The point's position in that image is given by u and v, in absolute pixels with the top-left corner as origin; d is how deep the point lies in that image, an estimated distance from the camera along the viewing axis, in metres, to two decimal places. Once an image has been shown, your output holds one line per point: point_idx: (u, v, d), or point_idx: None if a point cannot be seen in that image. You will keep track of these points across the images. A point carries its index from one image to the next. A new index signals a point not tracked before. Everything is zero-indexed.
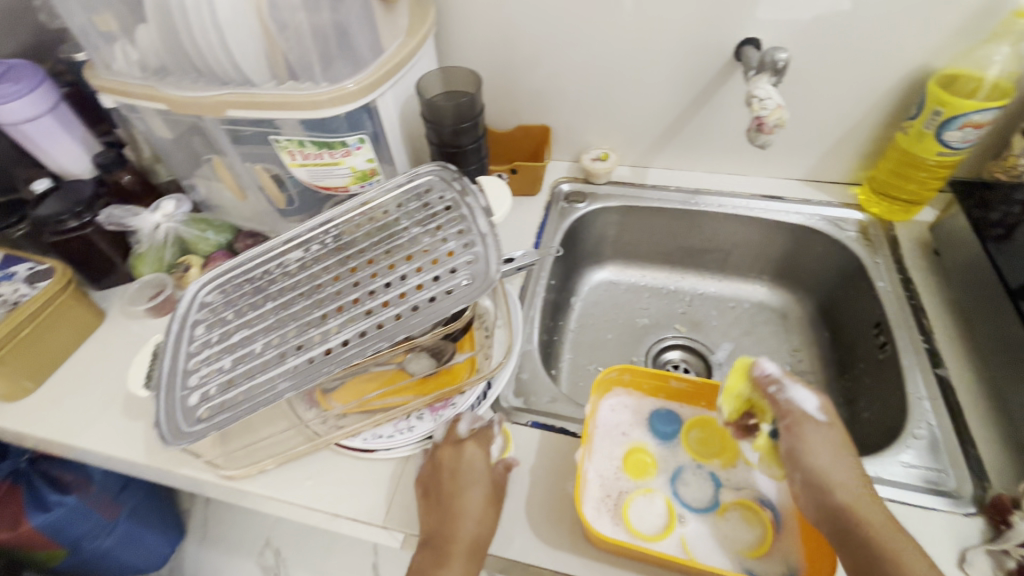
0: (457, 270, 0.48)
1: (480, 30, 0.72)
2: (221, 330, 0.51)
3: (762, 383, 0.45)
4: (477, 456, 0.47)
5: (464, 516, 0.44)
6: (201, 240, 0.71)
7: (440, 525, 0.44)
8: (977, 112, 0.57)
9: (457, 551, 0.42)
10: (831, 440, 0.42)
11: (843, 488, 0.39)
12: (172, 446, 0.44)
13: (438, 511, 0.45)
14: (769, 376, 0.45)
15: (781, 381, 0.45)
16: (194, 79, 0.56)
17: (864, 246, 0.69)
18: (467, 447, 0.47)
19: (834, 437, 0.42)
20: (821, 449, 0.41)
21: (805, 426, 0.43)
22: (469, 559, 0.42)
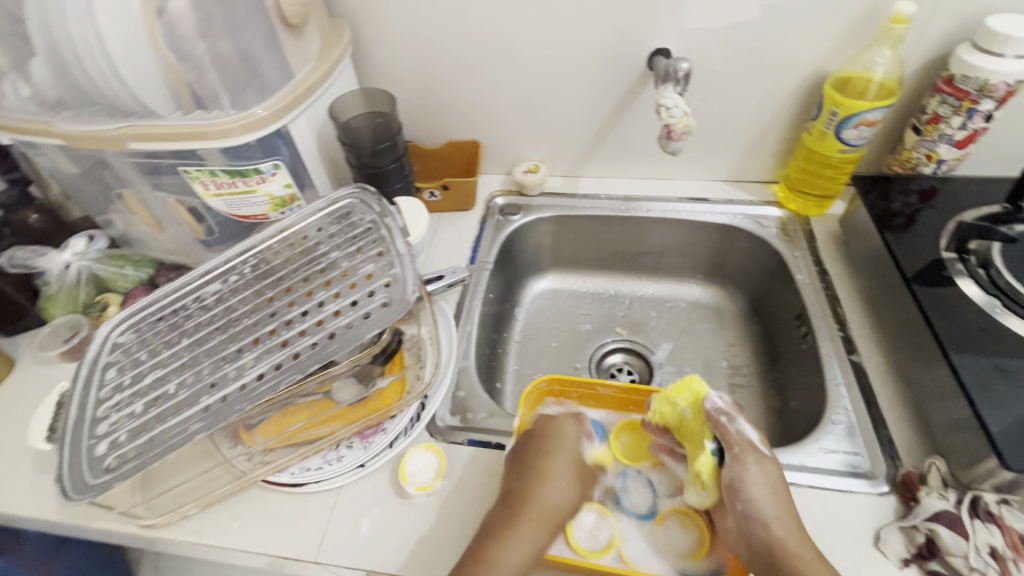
0: (375, 293, 0.49)
1: (399, 49, 0.72)
2: (133, 372, 0.48)
3: (715, 416, 0.46)
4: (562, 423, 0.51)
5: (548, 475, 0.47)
6: (119, 277, 0.68)
7: (542, 488, 0.46)
8: (869, 111, 0.61)
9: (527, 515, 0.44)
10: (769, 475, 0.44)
11: (777, 522, 0.42)
12: (76, 501, 0.40)
13: (556, 474, 0.47)
14: (718, 409, 0.47)
15: (731, 413, 0.46)
16: (93, 112, 0.54)
17: (784, 242, 0.72)
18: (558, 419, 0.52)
19: (771, 470, 0.44)
20: (761, 485, 0.43)
21: (749, 459, 0.44)
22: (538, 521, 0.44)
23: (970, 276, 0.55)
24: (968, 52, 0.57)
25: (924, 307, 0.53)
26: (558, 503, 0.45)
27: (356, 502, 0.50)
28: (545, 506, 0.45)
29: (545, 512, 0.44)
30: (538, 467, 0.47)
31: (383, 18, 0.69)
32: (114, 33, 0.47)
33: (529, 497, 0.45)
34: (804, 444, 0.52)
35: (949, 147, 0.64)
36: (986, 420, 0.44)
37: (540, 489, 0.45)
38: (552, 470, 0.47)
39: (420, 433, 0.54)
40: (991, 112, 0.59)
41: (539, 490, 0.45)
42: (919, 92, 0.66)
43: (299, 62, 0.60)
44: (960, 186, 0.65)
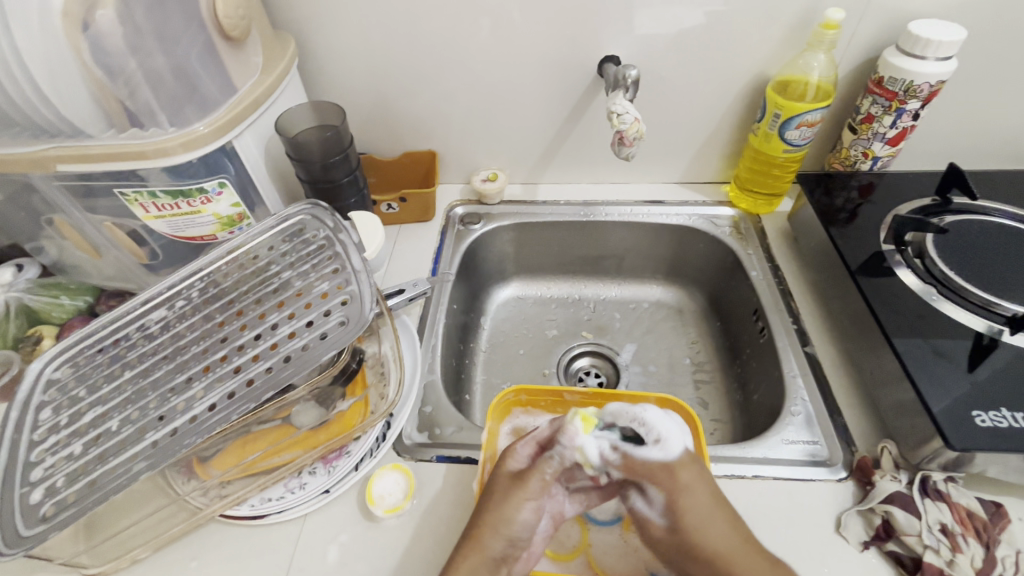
0: (331, 312, 0.47)
1: (348, 61, 0.71)
2: (71, 411, 0.45)
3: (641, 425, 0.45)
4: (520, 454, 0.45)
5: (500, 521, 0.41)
6: (54, 307, 0.64)
7: (500, 513, 0.41)
8: (809, 112, 0.64)
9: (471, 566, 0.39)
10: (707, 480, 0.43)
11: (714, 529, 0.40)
12: (7, 556, 0.37)
13: (519, 499, 0.42)
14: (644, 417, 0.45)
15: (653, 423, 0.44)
16: (16, 134, 0.51)
17: (737, 240, 0.75)
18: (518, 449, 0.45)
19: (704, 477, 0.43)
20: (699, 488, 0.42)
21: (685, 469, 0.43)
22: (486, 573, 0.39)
23: (908, 266, 0.58)
24: (894, 55, 0.61)
25: (868, 298, 0.56)
26: (509, 532, 0.41)
27: (323, 529, 0.48)
28: (497, 527, 0.41)
29: (496, 542, 0.40)
30: (505, 490, 0.42)
31: (330, 28, 0.68)
32: (33, 49, 0.44)
33: (483, 519, 0.41)
34: (767, 436, 0.54)
35: (882, 144, 0.68)
36: (929, 401, 0.47)
37: (496, 512, 0.41)
38: (515, 495, 0.42)
39: (387, 454, 0.53)
40: (918, 111, 0.63)
41: (498, 516, 0.41)
42: (852, 93, 0.70)
43: (240, 76, 0.57)
44: (894, 181, 0.69)
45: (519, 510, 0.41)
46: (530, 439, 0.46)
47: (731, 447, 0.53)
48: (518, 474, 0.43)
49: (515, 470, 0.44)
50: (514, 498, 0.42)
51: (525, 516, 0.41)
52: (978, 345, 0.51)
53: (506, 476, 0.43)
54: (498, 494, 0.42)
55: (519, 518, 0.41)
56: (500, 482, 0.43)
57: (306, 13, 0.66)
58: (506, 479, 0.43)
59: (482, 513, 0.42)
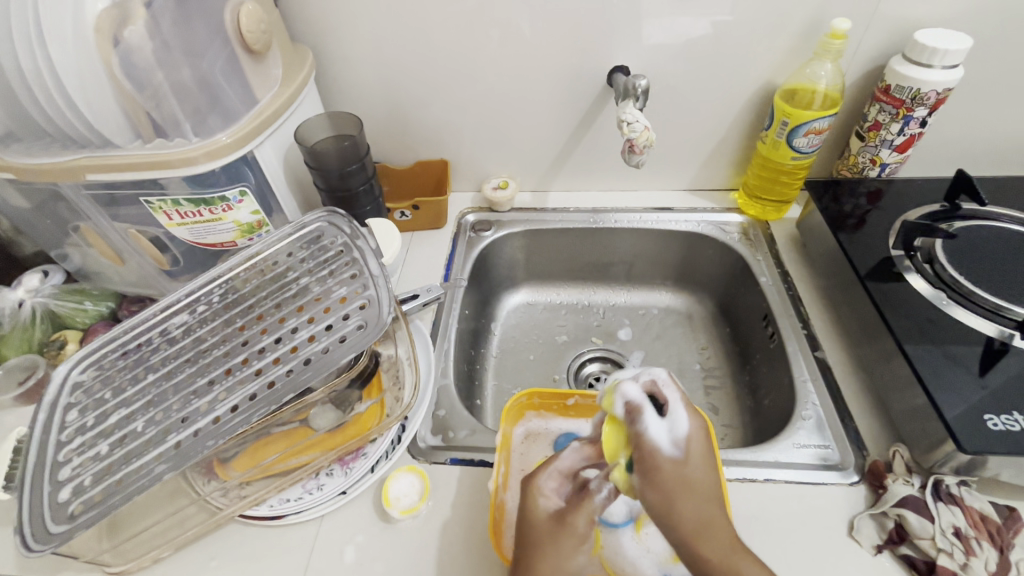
0: (349, 316, 0.48)
1: (364, 73, 0.73)
2: (97, 412, 0.46)
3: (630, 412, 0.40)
4: (547, 487, 0.42)
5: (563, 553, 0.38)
6: (79, 312, 0.66)
7: (554, 563, 0.37)
8: (817, 120, 0.65)
9: None
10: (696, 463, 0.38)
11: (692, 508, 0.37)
12: (36, 553, 0.38)
13: (569, 546, 0.38)
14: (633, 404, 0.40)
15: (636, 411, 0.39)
16: (47, 144, 0.53)
17: (746, 246, 0.75)
18: (542, 482, 0.42)
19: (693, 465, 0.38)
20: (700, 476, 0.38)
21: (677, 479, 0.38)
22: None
23: (917, 271, 0.59)
24: (900, 64, 0.62)
25: (876, 302, 0.56)
26: None
27: (339, 530, 0.49)
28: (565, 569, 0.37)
29: None
30: (548, 541, 0.38)
31: (344, 42, 0.70)
32: (67, 64, 0.46)
33: (535, 566, 0.37)
34: (779, 441, 0.54)
35: (890, 151, 0.69)
36: (941, 406, 0.47)
37: (544, 568, 0.37)
38: (564, 542, 0.38)
39: (402, 456, 0.54)
40: (925, 119, 0.64)
41: (557, 572, 0.37)
42: (859, 102, 0.71)
43: (262, 88, 0.59)
44: (903, 187, 0.70)
45: (575, 556, 0.38)
46: (553, 472, 0.42)
47: (742, 451, 0.53)
48: (554, 516, 0.40)
49: (551, 512, 0.40)
50: (567, 548, 0.38)
51: (582, 561, 0.38)
52: (989, 349, 0.51)
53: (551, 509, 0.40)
54: (542, 546, 0.38)
55: (577, 566, 0.38)
56: (535, 527, 0.39)
57: (323, 27, 0.68)
58: (547, 526, 0.39)
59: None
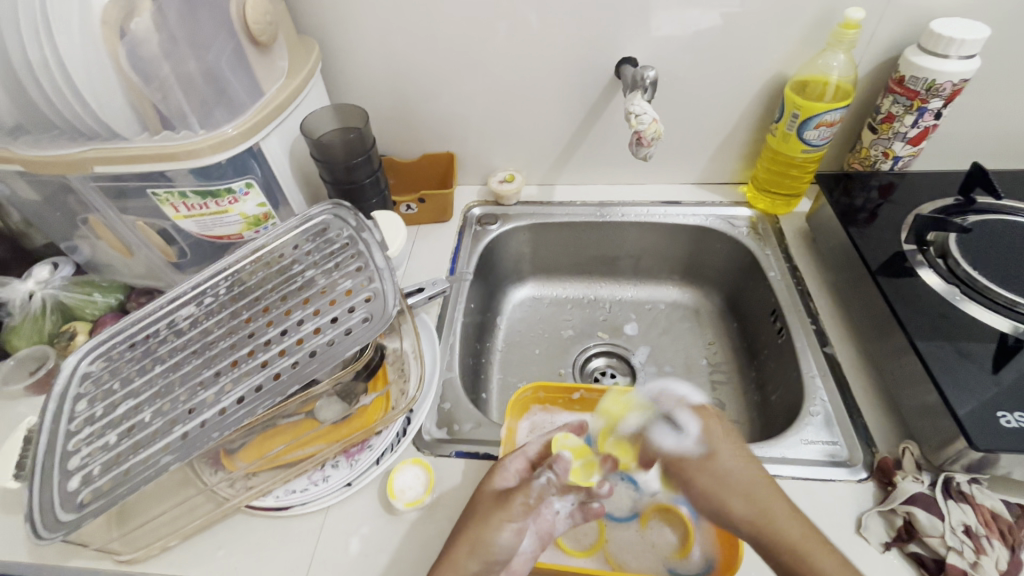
0: (355, 308, 0.48)
1: (370, 65, 0.73)
2: (106, 402, 0.47)
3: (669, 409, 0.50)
4: (511, 467, 0.45)
5: (490, 524, 0.40)
6: (88, 304, 0.66)
7: (477, 532, 0.40)
8: (829, 112, 0.63)
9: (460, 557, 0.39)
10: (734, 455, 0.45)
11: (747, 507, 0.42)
12: (46, 540, 0.39)
13: (498, 519, 0.40)
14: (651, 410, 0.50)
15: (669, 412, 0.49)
16: (55, 136, 0.53)
17: (755, 240, 0.75)
18: (507, 462, 0.45)
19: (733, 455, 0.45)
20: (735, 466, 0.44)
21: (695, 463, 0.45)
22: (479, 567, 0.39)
23: (930, 265, 0.58)
24: (915, 54, 0.61)
25: (889, 298, 0.55)
26: (485, 552, 0.39)
27: (345, 522, 0.49)
28: (489, 540, 0.40)
29: (471, 563, 0.39)
30: (484, 510, 0.41)
31: (351, 32, 0.69)
32: (75, 57, 0.46)
33: (462, 534, 0.41)
34: (786, 436, 0.54)
35: (903, 144, 0.67)
36: (952, 403, 0.46)
37: (468, 531, 0.41)
38: (496, 516, 0.41)
39: (407, 448, 0.54)
40: (940, 110, 0.63)
41: (478, 537, 0.40)
42: (872, 93, 0.70)
43: (267, 80, 0.59)
44: (916, 180, 0.68)
45: (500, 530, 0.40)
46: (520, 455, 0.46)
47: (748, 447, 0.53)
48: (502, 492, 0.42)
49: (499, 488, 0.43)
50: (493, 520, 0.40)
51: (506, 538, 0.40)
52: (1004, 346, 0.50)
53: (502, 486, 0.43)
54: (480, 515, 0.41)
55: (499, 542, 0.40)
56: (481, 498, 0.43)
57: (329, 18, 0.68)
58: (490, 497, 0.42)
59: (468, 538, 0.40)
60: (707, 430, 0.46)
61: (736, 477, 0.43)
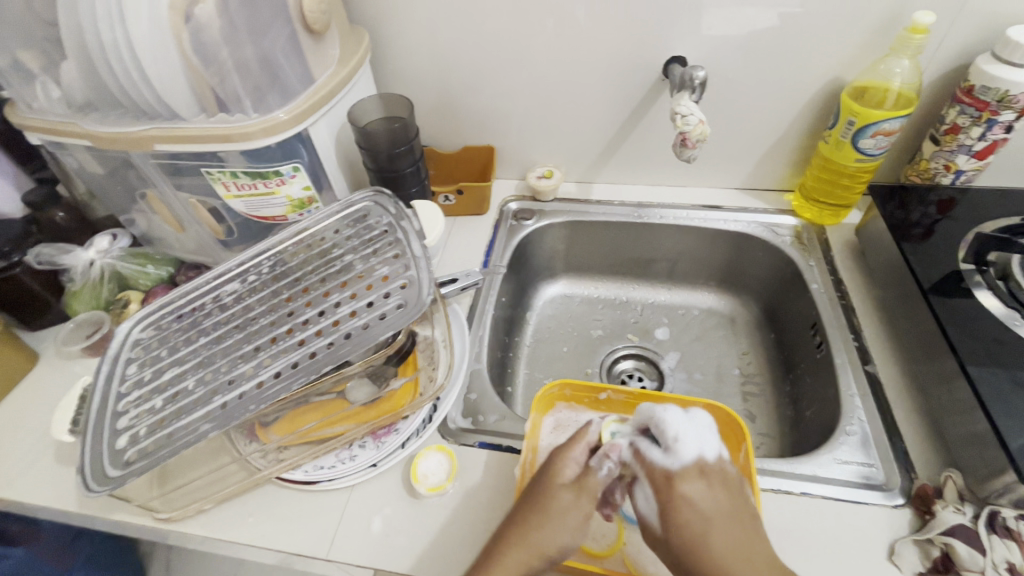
0: (390, 295, 0.49)
1: (417, 56, 0.74)
2: (153, 369, 0.49)
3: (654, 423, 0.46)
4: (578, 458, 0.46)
5: (556, 523, 0.41)
6: (142, 275, 0.70)
7: (548, 531, 0.41)
8: (887, 121, 0.60)
9: (519, 556, 0.40)
10: (713, 493, 0.42)
11: (715, 547, 0.39)
12: (95, 493, 0.41)
13: (569, 521, 0.42)
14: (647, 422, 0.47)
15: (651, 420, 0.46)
16: (120, 114, 0.56)
17: (799, 250, 0.72)
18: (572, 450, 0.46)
19: (713, 494, 0.41)
20: (707, 509, 0.41)
21: (677, 489, 0.42)
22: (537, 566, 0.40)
23: (989, 287, 0.55)
24: (988, 63, 0.57)
25: (941, 321, 0.53)
26: (553, 552, 0.41)
27: (368, 501, 0.50)
28: (556, 541, 0.41)
29: (533, 559, 0.40)
30: (555, 508, 0.42)
31: (400, 23, 0.70)
32: (144, 39, 0.48)
33: (529, 530, 0.41)
34: (818, 454, 0.52)
35: (968, 158, 0.64)
36: (1004, 434, 0.44)
37: (537, 527, 0.41)
38: (569, 516, 0.42)
39: (433, 435, 0.55)
40: (1011, 124, 0.59)
41: (546, 535, 0.41)
42: (937, 103, 0.66)
43: (319, 67, 0.61)
44: (979, 197, 0.65)
45: (565, 531, 0.41)
46: (583, 443, 0.47)
47: (778, 462, 0.51)
48: (576, 485, 0.44)
49: (570, 479, 0.44)
50: (562, 522, 0.41)
51: (574, 537, 0.41)
52: None
53: (569, 483, 0.44)
54: (549, 512, 0.42)
55: (564, 542, 0.41)
56: (551, 490, 0.43)
57: (380, 9, 0.69)
58: (563, 493, 0.43)
59: (532, 534, 0.41)
60: (697, 469, 0.43)
61: (704, 514, 0.40)
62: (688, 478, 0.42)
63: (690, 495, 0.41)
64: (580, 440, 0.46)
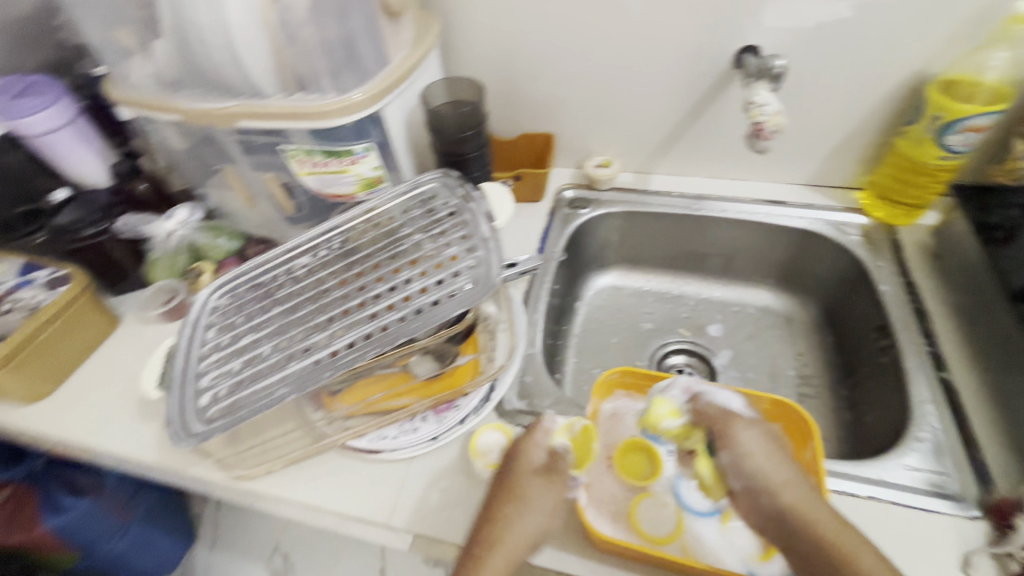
0: (460, 274, 0.50)
1: (483, 40, 0.74)
2: (231, 334, 0.52)
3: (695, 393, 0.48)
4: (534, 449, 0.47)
5: (519, 514, 0.44)
6: (213, 246, 0.73)
7: (515, 520, 0.44)
8: (977, 116, 0.57)
9: (495, 554, 0.42)
10: (767, 439, 0.44)
11: (786, 488, 0.41)
12: (182, 445, 0.44)
13: (517, 509, 0.44)
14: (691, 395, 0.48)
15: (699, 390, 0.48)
16: (206, 91, 0.59)
17: (868, 250, 0.69)
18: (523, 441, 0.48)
19: (765, 438, 0.44)
20: (765, 452, 0.43)
21: (738, 432, 0.44)
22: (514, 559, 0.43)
23: None
24: None
25: None
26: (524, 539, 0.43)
27: (426, 474, 0.52)
28: (518, 530, 0.43)
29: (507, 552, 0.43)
30: (519, 496, 0.45)
31: (469, 6, 0.70)
32: (237, 19, 0.50)
33: (496, 518, 0.44)
34: (884, 458, 0.50)
35: None
36: None
37: (509, 517, 0.44)
38: (530, 504, 0.44)
39: (490, 414, 0.56)
40: None
41: (510, 524, 0.44)
42: None
43: (393, 49, 0.62)
44: None
45: (520, 517, 0.44)
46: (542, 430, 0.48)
47: (843, 463, 0.50)
48: (542, 472, 0.46)
49: (535, 467, 0.46)
50: (521, 508, 0.44)
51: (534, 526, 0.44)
52: None
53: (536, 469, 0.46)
54: (514, 502, 0.44)
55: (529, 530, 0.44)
56: (518, 478, 0.46)
57: None
58: (527, 482, 0.45)
59: (499, 524, 0.44)
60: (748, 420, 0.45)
61: (764, 456, 0.43)
62: (744, 423, 0.45)
63: (752, 444, 0.43)
64: (540, 426, 0.48)
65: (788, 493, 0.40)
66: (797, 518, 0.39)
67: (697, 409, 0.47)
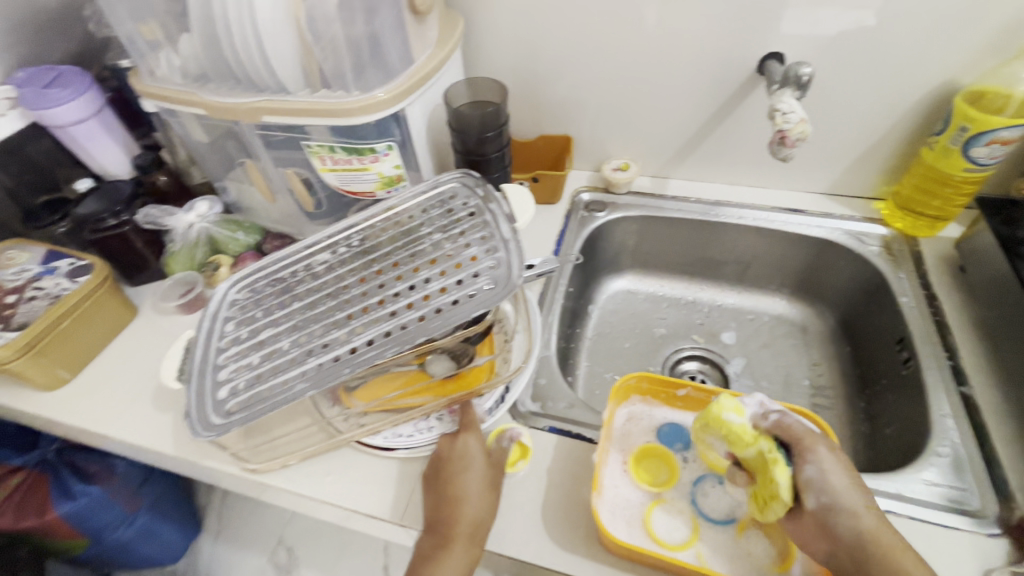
0: (480, 274, 0.50)
1: (505, 41, 0.74)
2: (250, 327, 0.52)
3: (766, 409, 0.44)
4: (471, 443, 0.49)
5: (465, 497, 0.45)
6: (231, 241, 0.74)
7: (468, 497, 0.45)
8: (1006, 128, 0.56)
9: (456, 533, 0.44)
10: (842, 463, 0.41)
11: (863, 514, 0.39)
12: (202, 437, 0.45)
13: (470, 486, 0.46)
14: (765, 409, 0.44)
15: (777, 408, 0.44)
16: (232, 86, 0.59)
17: (888, 261, 0.69)
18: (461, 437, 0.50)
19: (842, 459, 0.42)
20: (845, 477, 0.40)
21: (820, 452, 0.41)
22: (471, 540, 0.44)
23: None
24: None
25: None
26: (476, 516, 0.45)
27: None
28: (472, 507, 0.45)
29: (463, 526, 0.44)
30: (469, 476, 0.47)
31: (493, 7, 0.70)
32: (265, 13, 0.51)
33: (452, 495, 0.46)
34: (903, 472, 0.50)
35: None
36: None
37: (464, 495, 0.46)
38: (473, 483, 0.46)
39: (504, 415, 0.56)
40: None
41: (461, 503, 0.45)
42: None
43: (418, 49, 0.62)
44: None
45: (467, 492, 0.45)
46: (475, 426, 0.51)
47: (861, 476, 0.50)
48: (491, 462, 0.49)
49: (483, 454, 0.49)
50: (469, 485, 0.46)
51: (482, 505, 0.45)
52: None
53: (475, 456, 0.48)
54: (465, 481, 0.46)
55: (479, 507, 0.45)
56: (459, 462, 0.48)
57: None
58: (478, 466, 0.48)
59: (454, 503, 0.45)
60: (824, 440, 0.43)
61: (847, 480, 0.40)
62: (825, 442, 0.42)
63: (834, 466, 0.41)
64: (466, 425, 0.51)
65: (867, 518, 0.39)
66: (875, 543, 0.39)
67: (780, 422, 0.43)
